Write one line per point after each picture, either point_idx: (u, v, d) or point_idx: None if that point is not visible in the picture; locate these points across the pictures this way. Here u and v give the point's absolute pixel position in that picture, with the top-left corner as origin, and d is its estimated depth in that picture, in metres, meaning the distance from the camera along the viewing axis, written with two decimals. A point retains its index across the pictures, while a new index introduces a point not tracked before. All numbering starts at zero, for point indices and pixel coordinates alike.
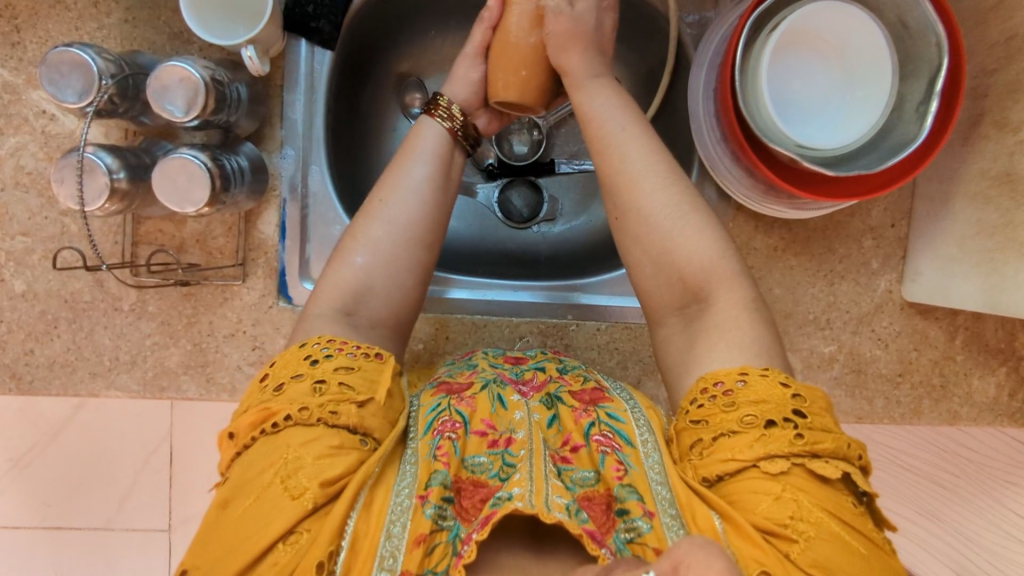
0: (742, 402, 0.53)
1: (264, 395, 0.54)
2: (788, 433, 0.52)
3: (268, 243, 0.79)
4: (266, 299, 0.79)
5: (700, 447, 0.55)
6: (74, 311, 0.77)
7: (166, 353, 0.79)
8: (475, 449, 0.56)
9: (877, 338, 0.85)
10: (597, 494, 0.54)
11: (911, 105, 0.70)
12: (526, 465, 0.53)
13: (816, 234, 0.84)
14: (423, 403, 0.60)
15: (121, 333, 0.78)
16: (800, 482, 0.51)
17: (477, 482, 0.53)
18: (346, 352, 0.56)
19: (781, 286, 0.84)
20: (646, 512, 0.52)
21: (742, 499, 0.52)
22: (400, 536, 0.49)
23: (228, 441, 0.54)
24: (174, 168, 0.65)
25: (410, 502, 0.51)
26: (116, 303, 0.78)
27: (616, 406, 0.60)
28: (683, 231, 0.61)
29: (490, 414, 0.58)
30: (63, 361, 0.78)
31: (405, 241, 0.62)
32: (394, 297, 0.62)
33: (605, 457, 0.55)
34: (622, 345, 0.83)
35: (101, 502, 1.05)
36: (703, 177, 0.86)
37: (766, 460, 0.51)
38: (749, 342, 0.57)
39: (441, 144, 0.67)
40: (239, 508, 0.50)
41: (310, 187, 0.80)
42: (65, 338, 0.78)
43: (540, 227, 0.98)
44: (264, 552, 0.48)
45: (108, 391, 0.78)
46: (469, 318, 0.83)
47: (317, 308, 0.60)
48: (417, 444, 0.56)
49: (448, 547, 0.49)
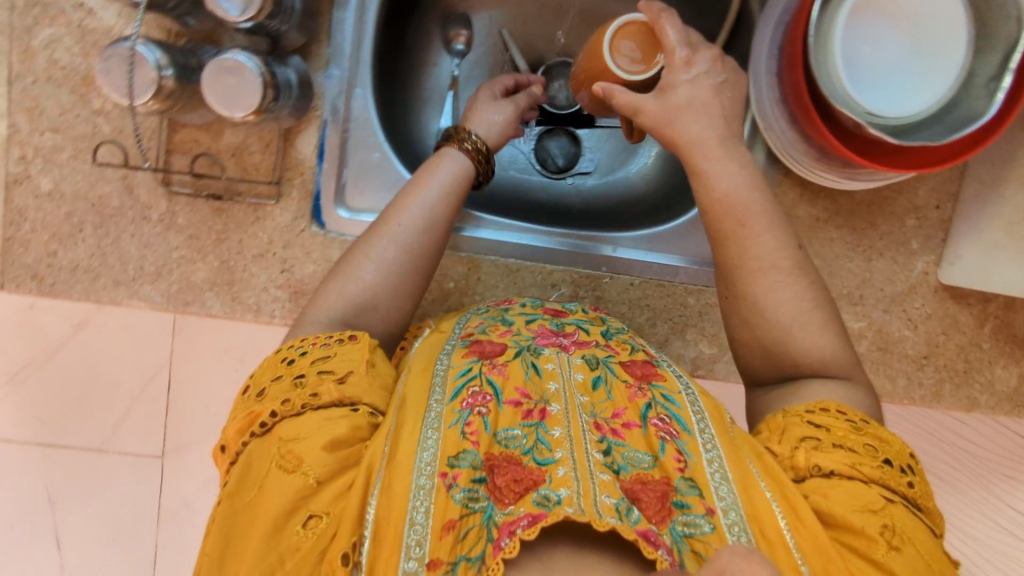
0: (871, 429, 0.55)
1: (247, 401, 0.56)
2: (902, 476, 0.53)
3: (306, 164, 0.77)
4: (298, 222, 0.77)
5: (810, 443, 0.55)
6: (101, 216, 0.75)
7: (194, 268, 0.77)
8: (507, 422, 0.54)
9: (907, 319, 0.85)
10: (652, 478, 0.52)
11: (982, 80, 0.67)
12: (568, 459, 0.51)
13: (861, 207, 0.83)
14: (453, 365, 0.59)
15: (148, 244, 0.76)
16: (903, 515, 0.51)
17: (510, 458, 0.51)
18: (319, 344, 0.57)
19: (819, 258, 0.83)
20: (706, 508, 0.51)
21: (836, 495, 0.51)
22: (425, 523, 0.47)
23: (221, 455, 0.56)
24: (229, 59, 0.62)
25: (433, 483, 0.49)
26: (145, 212, 0.76)
27: (670, 386, 0.60)
28: (804, 324, 0.61)
29: (524, 383, 0.58)
30: (87, 266, 0.76)
31: (415, 265, 0.65)
32: (391, 314, 0.64)
33: (664, 445, 0.55)
34: (653, 302, 0.82)
35: (98, 424, 1.04)
36: (754, 139, 0.81)
37: (877, 485, 0.52)
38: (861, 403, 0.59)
39: (456, 179, 0.69)
40: (247, 505, 0.51)
41: (352, 111, 0.78)
42: (90, 243, 0.76)
43: (573, 179, 0.98)
44: (282, 539, 0.48)
45: (130, 301, 0.77)
46: (504, 261, 0.81)
47: (313, 314, 0.61)
48: (441, 409, 0.55)
49: (482, 531, 0.46)
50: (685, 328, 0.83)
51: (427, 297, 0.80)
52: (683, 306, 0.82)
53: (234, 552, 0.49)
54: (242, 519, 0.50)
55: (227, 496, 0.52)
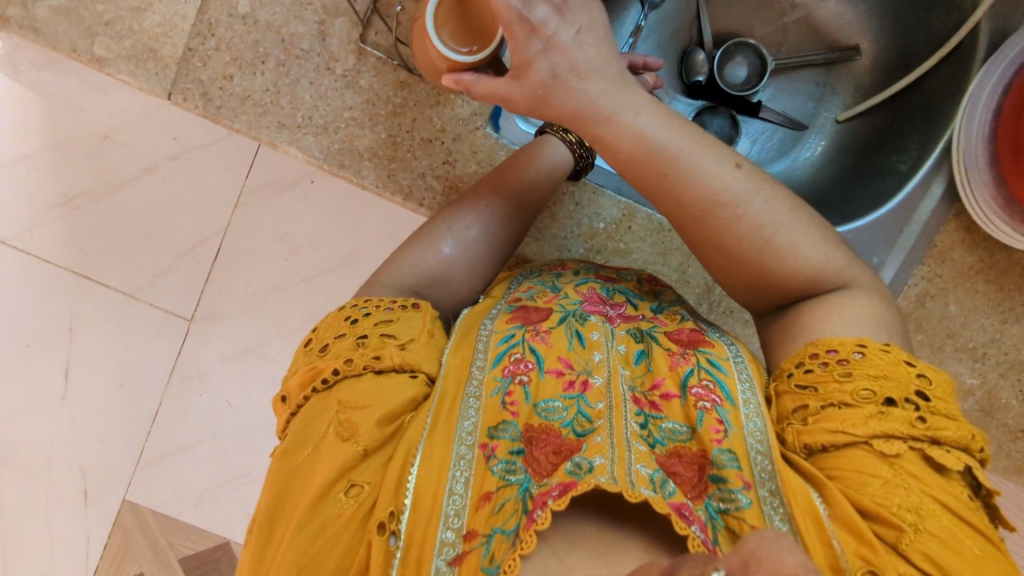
0: (859, 372, 0.52)
1: (309, 355, 0.58)
2: (909, 414, 0.51)
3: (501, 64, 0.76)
4: (475, 119, 0.77)
5: (805, 415, 0.54)
6: (287, 54, 0.74)
7: (359, 133, 0.76)
8: (550, 392, 0.56)
9: (1019, 389, 0.85)
10: (688, 451, 0.53)
11: None
12: (606, 427, 0.52)
13: (1015, 268, 0.82)
14: (497, 330, 0.61)
15: (324, 96, 0.75)
16: (913, 464, 0.50)
17: (550, 428, 0.53)
18: (382, 308, 0.59)
19: (958, 305, 0.83)
20: (743, 483, 0.51)
21: (844, 472, 0.51)
22: (463, 493, 0.49)
23: (280, 405, 0.57)
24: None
25: (473, 454, 0.51)
26: (330, 63, 0.74)
27: (719, 352, 0.60)
28: (802, 237, 0.59)
29: (568, 352, 0.59)
30: (257, 100, 0.74)
31: (490, 249, 0.69)
32: (462, 291, 0.67)
33: (703, 415, 0.54)
34: None
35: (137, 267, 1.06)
36: (935, 171, 0.82)
37: (881, 439, 0.50)
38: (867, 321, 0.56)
39: (553, 169, 0.73)
40: (300, 460, 0.51)
41: None
42: (268, 78, 0.74)
43: None
44: (325, 499, 0.49)
45: (288, 147, 0.75)
46: (658, 218, 0.80)
47: (387, 277, 0.63)
48: (483, 377, 0.57)
49: (517, 503, 0.47)
50: None
51: (574, 231, 0.80)
52: None
53: (285, 506, 0.50)
54: (294, 474, 0.51)
55: (282, 447, 0.53)
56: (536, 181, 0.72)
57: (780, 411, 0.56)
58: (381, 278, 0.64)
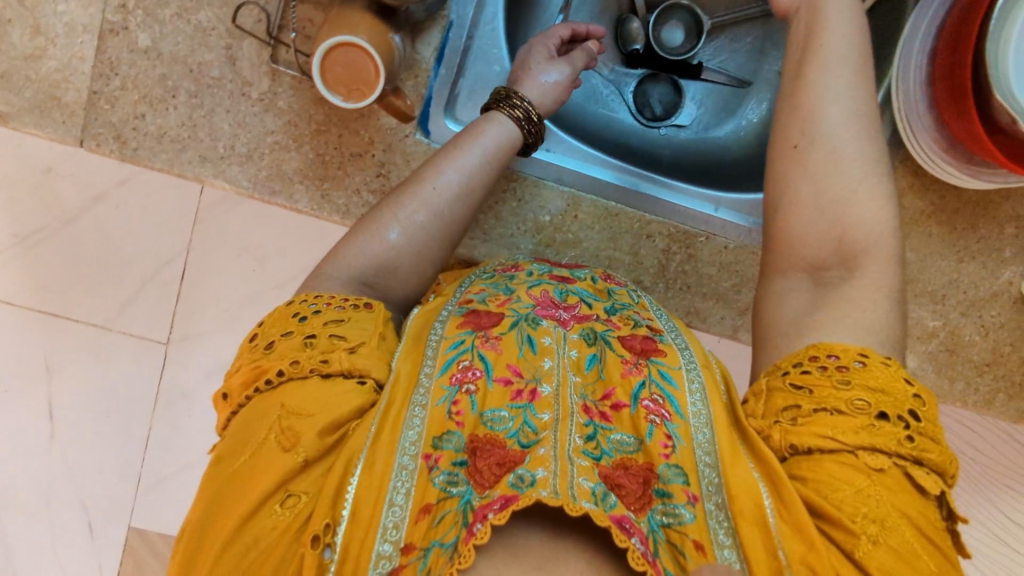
0: (858, 383, 0.51)
1: (255, 351, 0.53)
2: (899, 430, 0.50)
3: (422, 66, 0.72)
4: (403, 127, 0.73)
5: (791, 413, 0.53)
6: (197, 84, 0.70)
7: (286, 156, 0.73)
8: (497, 402, 0.52)
9: (981, 325, 0.86)
10: (635, 463, 0.50)
11: None
12: (550, 438, 0.49)
13: (966, 207, 0.82)
14: (446, 335, 0.57)
15: (243, 123, 0.72)
16: (893, 482, 0.49)
17: (495, 440, 0.49)
18: (334, 305, 0.54)
19: (914, 251, 0.82)
20: (688, 498, 0.49)
21: (819, 476, 0.50)
22: (404, 506, 0.46)
23: (221, 403, 0.53)
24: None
25: (414, 465, 0.48)
26: (244, 88, 0.71)
27: (670, 363, 0.57)
28: (864, 192, 0.59)
29: (517, 360, 0.55)
30: (174, 136, 0.72)
31: (440, 234, 0.61)
32: (412, 281, 0.60)
33: (652, 428, 0.52)
34: (743, 270, 0.81)
35: (104, 301, 1.02)
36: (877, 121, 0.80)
37: (866, 450, 0.49)
38: (877, 318, 0.55)
39: (502, 148, 0.65)
40: (235, 465, 0.48)
41: (482, 19, 0.74)
42: (181, 112, 0.71)
43: (666, 130, 0.95)
44: (257, 508, 0.46)
45: (214, 180, 0.73)
46: (603, 203, 0.79)
47: (332, 268, 0.58)
48: (430, 386, 0.53)
49: (457, 515, 0.44)
50: None
51: (521, 228, 0.78)
52: None
53: (218, 514, 0.47)
54: (229, 479, 0.48)
55: (220, 451, 0.49)
56: (481, 166, 0.64)
57: (769, 408, 0.55)
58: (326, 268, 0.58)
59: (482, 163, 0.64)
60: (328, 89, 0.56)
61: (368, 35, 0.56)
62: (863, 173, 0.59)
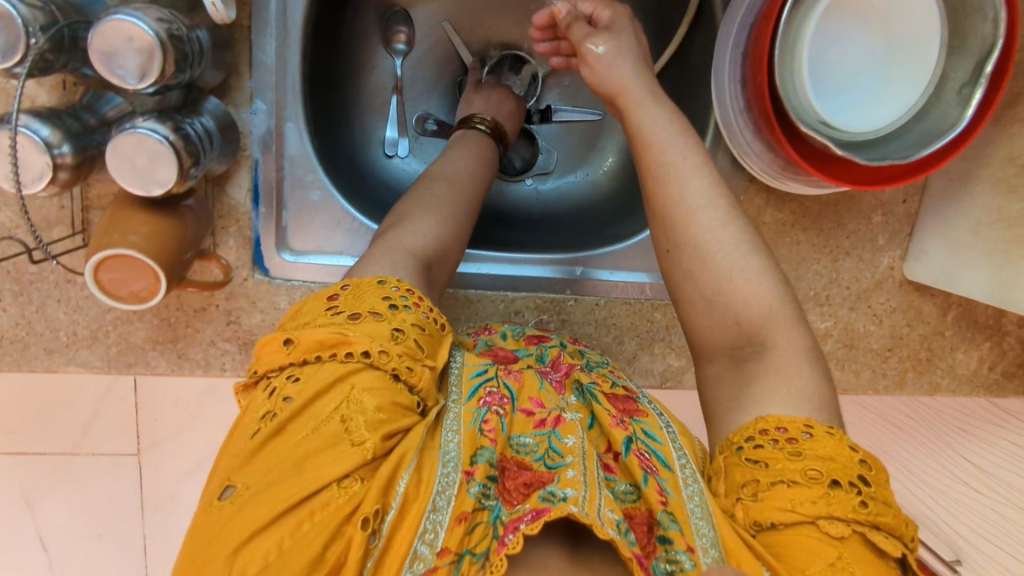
0: (808, 453, 0.49)
1: (331, 320, 0.50)
2: (852, 497, 0.47)
3: (240, 210, 0.70)
4: (239, 272, 0.72)
5: (751, 487, 0.50)
6: (19, 282, 0.69)
7: (132, 328, 0.72)
8: (521, 428, 0.53)
9: (872, 314, 0.85)
10: (637, 512, 0.50)
11: (953, 86, 0.64)
12: (578, 464, 0.50)
13: (827, 208, 0.80)
14: (467, 363, 0.56)
15: (77, 307, 0.71)
16: (856, 552, 0.46)
17: (522, 463, 0.51)
18: (421, 310, 0.53)
19: (786, 262, 0.81)
20: (688, 545, 0.48)
21: (789, 554, 0.47)
22: (444, 511, 0.46)
23: (279, 346, 0.49)
24: (120, 33, 0.49)
25: (456, 476, 0.48)
26: (68, 275, 0.70)
27: (653, 423, 0.56)
28: (741, 270, 0.56)
29: (539, 393, 0.56)
30: (13, 336, 0.70)
31: (465, 217, 0.64)
32: (446, 266, 0.62)
33: (646, 476, 0.51)
34: (620, 320, 0.80)
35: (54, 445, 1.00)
36: (716, 147, 0.79)
37: (825, 520, 0.47)
38: (807, 395, 0.53)
39: (485, 158, 0.71)
40: (291, 440, 0.45)
41: (287, 149, 0.71)
42: (12, 312, 0.70)
43: (533, 180, 0.90)
44: (306, 496, 0.43)
45: (67, 367, 0.72)
46: (463, 292, 0.78)
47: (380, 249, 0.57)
48: (459, 410, 0.52)
49: (488, 528, 0.46)
50: (653, 343, 0.81)
51: None
52: (649, 322, 0.81)
53: (263, 476, 0.43)
54: (277, 448, 0.45)
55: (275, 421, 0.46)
56: (475, 172, 0.68)
57: (729, 484, 0.52)
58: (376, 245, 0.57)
59: (476, 170, 0.68)
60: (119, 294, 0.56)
61: (142, 232, 0.55)
62: (707, 197, 0.58)
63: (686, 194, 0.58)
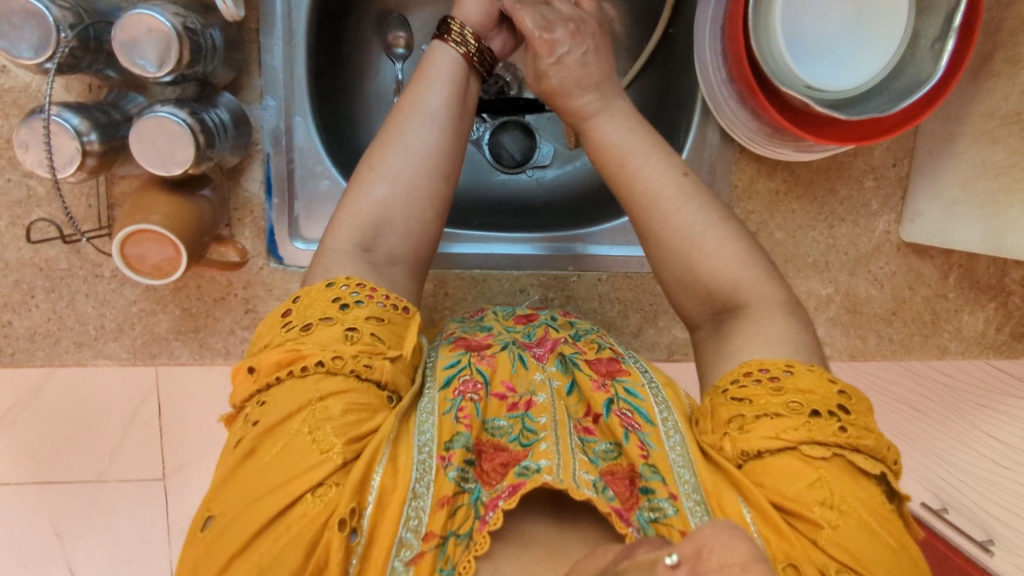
0: (788, 387, 0.50)
1: (288, 336, 0.52)
2: (833, 423, 0.49)
3: (254, 201, 0.74)
4: (256, 261, 0.75)
5: (736, 423, 0.51)
6: (51, 279, 0.73)
7: (155, 319, 0.76)
8: (495, 412, 0.54)
9: (873, 279, 0.86)
10: (619, 467, 0.52)
11: (926, 42, 0.66)
12: (550, 436, 0.52)
13: (819, 175, 0.82)
14: (441, 357, 0.58)
15: (105, 301, 0.75)
16: (836, 472, 0.48)
17: (498, 445, 0.52)
18: (375, 301, 0.54)
19: (782, 230, 0.84)
20: (669, 492, 0.50)
21: (775, 479, 0.48)
22: (425, 496, 0.48)
23: (246, 375, 0.52)
24: (140, 25, 0.54)
25: (431, 461, 0.49)
26: (96, 270, 0.74)
27: (635, 379, 0.58)
28: (703, 236, 0.59)
29: (511, 375, 0.57)
30: (45, 332, 0.74)
31: (424, 173, 0.60)
32: (412, 232, 0.60)
33: (628, 433, 0.53)
34: (623, 295, 0.82)
35: (94, 454, 1.03)
36: (706, 120, 0.82)
37: (807, 444, 0.48)
38: (785, 339, 0.55)
39: (456, 75, 0.63)
40: (266, 456, 0.48)
41: (295, 141, 0.76)
42: (44, 308, 0.74)
43: (532, 172, 0.92)
44: (286, 506, 0.45)
45: (96, 360, 0.76)
46: (469, 272, 0.81)
47: (333, 241, 0.58)
48: (433, 395, 0.54)
49: (470, 510, 0.48)
50: (657, 316, 0.83)
51: None
52: (652, 294, 0.82)
53: (245, 503, 0.46)
54: (258, 472, 0.47)
55: (251, 443, 0.48)
56: (445, 96, 0.62)
57: (715, 422, 0.53)
58: (330, 243, 0.58)
59: (446, 93, 0.62)
60: (150, 273, 0.60)
61: (162, 212, 0.60)
62: (659, 174, 0.61)
63: (638, 174, 0.61)
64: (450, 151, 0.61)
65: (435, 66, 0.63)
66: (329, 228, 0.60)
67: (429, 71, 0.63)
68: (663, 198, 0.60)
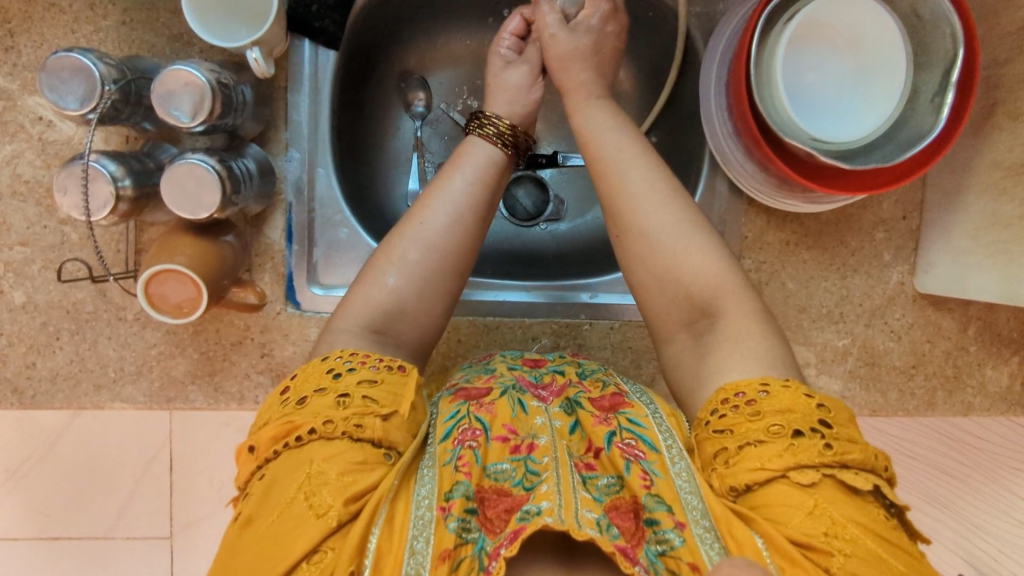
0: (766, 411, 0.50)
1: (285, 409, 0.53)
2: (817, 441, 0.49)
3: (275, 248, 0.77)
4: (273, 306, 0.77)
5: (723, 457, 0.51)
6: (77, 321, 0.76)
7: (173, 362, 0.77)
8: (496, 456, 0.54)
9: (890, 330, 0.85)
10: (623, 501, 0.51)
11: (925, 96, 0.68)
12: (551, 477, 0.51)
13: (829, 227, 0.83)
14: (441, 411, 0.57)
15: (126, 343, 0.76)
16: (830, 494, 0.48)
17: (500, 491, 0.51)
18: (368, 365, 0.55)
19: (794, 281, 0.84)
20: (676, 522, 0.49)
21: (776, 511, 0.48)
22: (424, 552, 0.47)
23: (247, 455, 0.52)
24: (177, 79, 0.59)
25: (430, 515, 0.49)
26: (120, 312, 0.76)
27: (638, 411, 0.57)
28: (687, 246, 0.60)
29: (511, 419, 0.56)
30: (66, 373, 0.76)
31: (439, 263, 0.62)
32: (422, 321, 0.62)
33: (630, 464, 0.53)
34: (636, 343, 0.82)
35: (102, 511, 0.99)
36: (715, 171, 0.84)
37: (796, 470, 0.48)
38: (761, 354, 0.55)
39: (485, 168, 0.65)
40: (262, 525, 0.48)
41: (316, 191, 0.78)
42: (68, 349, 0.76)
43: (545, 225, 0.93)
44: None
45: (113, 403, 0.77)
46: (481, 319, 0.82)
47: (343, 321, 0.60)
48: (434, 450, 0.54)
49: (473, 562, 0.46)
50: None
51: None
52: None
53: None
54: (253, 542, 0.47)
55: (247, 512, 0.48)
56: (471, 188, 0.64)
57: (704, 458, 0.53)
58: (339, 322, 0.60)
59: (472, 186, 0.64)
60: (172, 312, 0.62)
61: (187, 254, 0.63)
62: (647, 185, 0.62)
63: (629, 182, 0.62)
64: (467, 241, 0.63)
65: (469, 159, 0.66)
66: (340, 308, 0.61)
67: (463, 160, 0.66)
68: (642, 203, 0.61)
